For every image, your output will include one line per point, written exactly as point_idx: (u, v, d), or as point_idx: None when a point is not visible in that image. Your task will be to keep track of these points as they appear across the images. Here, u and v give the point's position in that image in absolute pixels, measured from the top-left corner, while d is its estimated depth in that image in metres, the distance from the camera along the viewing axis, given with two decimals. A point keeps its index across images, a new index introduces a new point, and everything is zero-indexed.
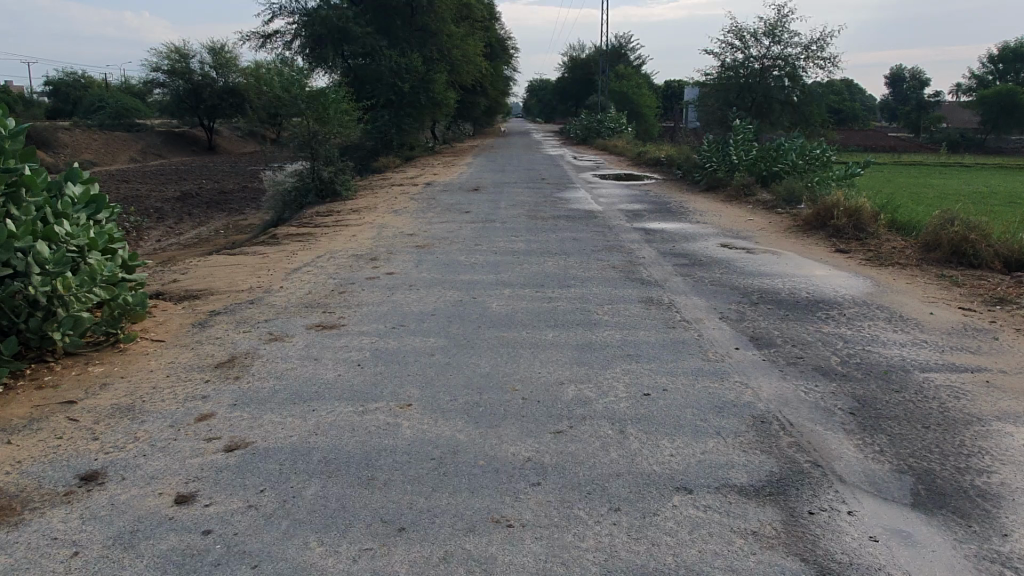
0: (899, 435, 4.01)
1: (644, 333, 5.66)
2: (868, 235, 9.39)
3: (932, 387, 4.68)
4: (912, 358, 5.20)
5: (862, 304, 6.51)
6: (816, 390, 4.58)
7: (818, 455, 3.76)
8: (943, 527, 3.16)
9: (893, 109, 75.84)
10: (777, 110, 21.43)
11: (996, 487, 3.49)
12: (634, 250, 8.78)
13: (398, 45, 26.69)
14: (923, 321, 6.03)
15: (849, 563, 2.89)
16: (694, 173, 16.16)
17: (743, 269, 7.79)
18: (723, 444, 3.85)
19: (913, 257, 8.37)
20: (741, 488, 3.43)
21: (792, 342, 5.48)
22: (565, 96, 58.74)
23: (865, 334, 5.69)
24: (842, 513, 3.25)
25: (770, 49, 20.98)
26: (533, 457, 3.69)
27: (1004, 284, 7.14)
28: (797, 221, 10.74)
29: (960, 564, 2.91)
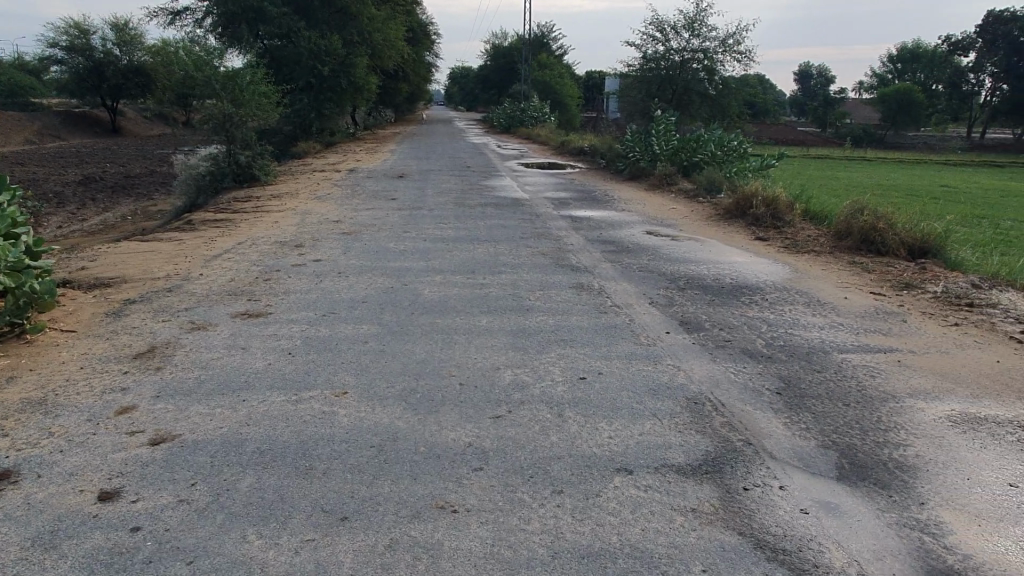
0: (822, 412, 4.20)
1: (577, 317, 5.72)
2: (784, 224, 9.78)
3: (850, 367, 4.92)
4: (831, 340, 5.45)
5: (783, 290, 6.78)
6: (745, 372, 4.74)
7: (749, 434, 3.89)
8: (867, 498, 3.33)
9: (801, 104, 79.23)
10: (696, 102, 22.02)
11: (912, 459, 3.70)
12: (562, 237, 8.86)
13: (317, 26, 25.93)
14: (838, 305, 6.34)
15: (783, 536, 3.01)
16: (618, 162, 16.40)
17: (669, 256, 7.97)
18: (659, 425, 3.94)
19: (827, 245, 8.77)
20: (679, 467, 3.51)
21: (719, 325, 5.65)
22: (488, 85, 58.67)
23: (787, 318, 5.93)
24: (774, 488, 3.37)
25: (690, 42, 21.50)
26: (473, 442, 3.68)
27: (910, 270, 7.57)
28: (717, 209, 11.08)
29: (884, 531, 3.07)
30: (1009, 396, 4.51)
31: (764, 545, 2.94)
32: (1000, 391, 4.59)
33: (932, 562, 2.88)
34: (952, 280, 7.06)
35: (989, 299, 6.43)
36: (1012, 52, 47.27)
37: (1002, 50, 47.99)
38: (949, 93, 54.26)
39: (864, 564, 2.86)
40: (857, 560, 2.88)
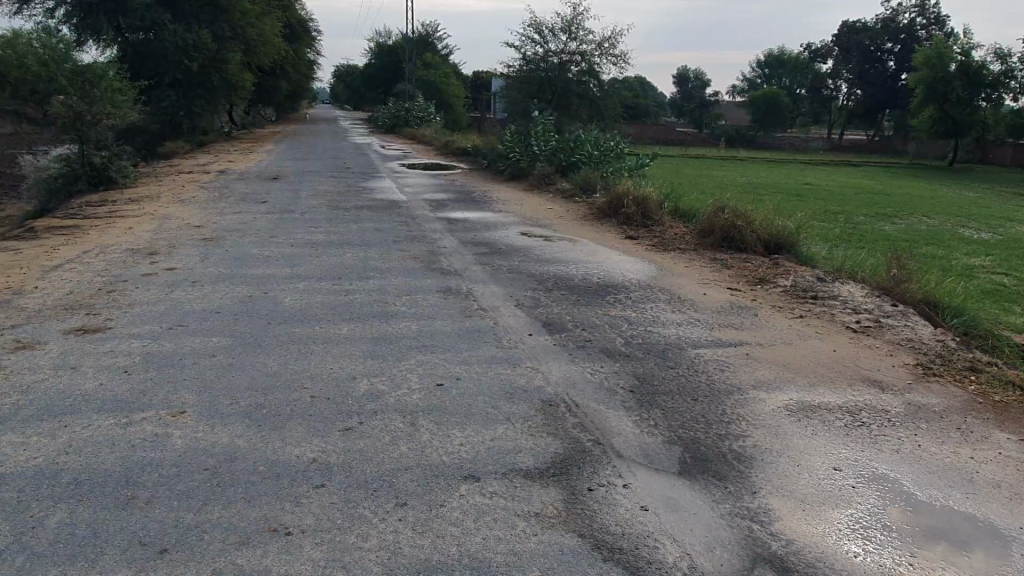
0: (671, 408, 4.33)
1: (441, 323, 5.65)
2: (654, 222, 10.09)
3: (702, 362, 5.10)
4: (686, 335, 5.65)
5: (646, 287, 6.98)
6: (601, 371, 4.83)
7: (599, 433, 3.96)
8: (704, 491, 3.45)
9: (679, 106, 82.58)
10: (576, 103, 22.43)
11: (749, 450, 3.87)
12: (435, 240, 8.78)
13: (184, 19, 24.55)
14: (696, 302, 6.58)
15: (621, 534, 3.06)
16: (499, 163, 16.49)
17: (541, 257, 8.05)
18: (513, 429, 3.94)
19: (692, 243, 9.13)
20: (527, 472, 3.51)
21: (581, 325, 5.75)
22: (372, 84, 57.75)
23: (647, 315, 6.10)
24: (617, 487, 3.43)
25: (568, 45, 21.93)
26: (318, 457, 3.53)
27: (765, 266, 7.98)
28: (591, 209, 11.31)
29: (716, 523, 3.18)
30: (842, 383, 4.82)
31: (601, 545, 2.98)
32: (834, 378, 4.89)
33: (757, 550, 3.00)
34: (801, 274, 7.50)
35: (832, 292, 6.86)
36: (862, 60, 51.30)
37: (855, 58, 51.98)
38: (810, 97, 58.17)
39: (695, 557, 2.94)
40: (688, 553, 2.96)
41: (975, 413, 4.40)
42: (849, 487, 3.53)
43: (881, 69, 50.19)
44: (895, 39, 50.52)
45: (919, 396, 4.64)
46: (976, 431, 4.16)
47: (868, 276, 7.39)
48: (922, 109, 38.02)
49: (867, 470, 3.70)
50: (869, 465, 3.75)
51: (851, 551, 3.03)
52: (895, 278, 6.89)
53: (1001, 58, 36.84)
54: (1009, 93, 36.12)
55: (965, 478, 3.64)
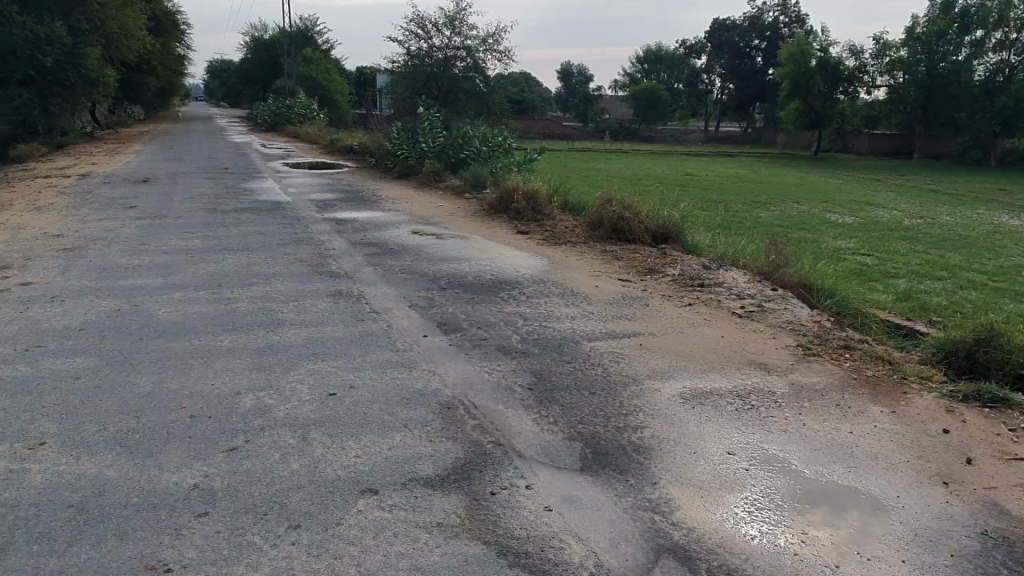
0: (569, 404, 4.32)
1: (332, 328, 5.43)
2: (545, 216, 10.14)
3: (598, 355, 5.15)
4: (581, 329, 5.69)
5: (540, 282, 6.99)
6: (498, 370, 4.78)
7: (499, 434, 3.89)
8: (605, 485, 3.45)
9: (563, 101, 83.97)
10: (463, 99, 22.33)
11: (647, 440, 3.92)
12: (323, 241, 8.46)
13: (34, 11, 22.64)
14: (590, 295, 6.64)
15: (526, 537, 3.00)
16: (388, 160, 16.15)
17: (432, 256, 7.89)
18: (411, 436, 3.81)
19: (582, 236, 9.23)
20: (427, 481, 3.40)
21: (477, 324, 5.66)
22: (250, 80, 55.40)
23: (542, 310, 6.11)
24: (520, 489, 3.37)
25: (452, 40, 21.81)
26: (200, 483, 3.27)
27: (653, 256, 8.18)
28: (482, 204, 11.25)
29: (620, 517, 3.18)
30: (730, 367, 4.98)
31: (507, 551, 2.91)
32: (724, 363, 5.06)
33: (660, 541, 3.03)
34: (688, 263, 7.72)
35: (717, 279, 7.10)
36: (733, 55, 53.80)
37: (725, 53, 54.25)
38: (688, 91, 60.36)
39: (601, 554, 2.93)
40: (595, 551, 2.94)
41: (852, 389, 4.66)
42: (742, 471, 3.63)
43: (751, 64, 53.02)
44: (762, 36, 53.38)
45: (801, 375, 4.87)
46: (853, 406, 4.40)
47: (749, 263, 7.71)
48: (788, 102, 40.39)
49: (759, 452, 3.82)
50: (760, 447, 3.88)
51: (749, 534, 3.11)
52: (774, 263, 7.23)
53: (856, 54, 39.44)
54: (863, 87, 38.77)
55: (847, 452, 3.84)
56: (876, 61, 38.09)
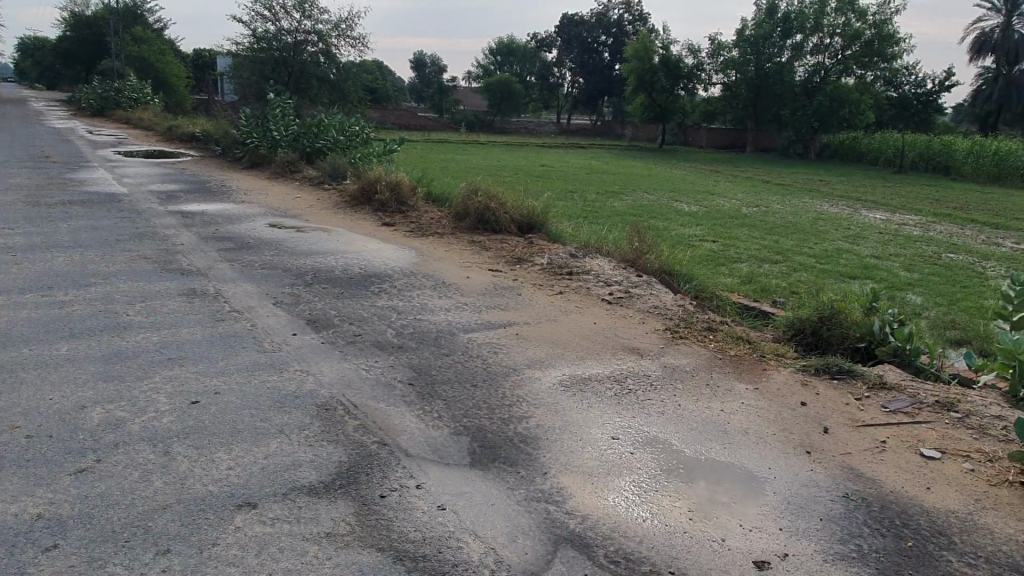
0: (452, 398, 4.22)
1: (188, 330, 5.00)
2: (409, 208, 9.93)
3: (475, 347, 5.09)
4: (456, 321, 5.61)
5: (409, 274, 6.83)
6: (376, 366, 4.60)
7: (383, 433, 3.74)
8: (497, 479, 3.40)
9: (417, 91, 83.07)
10: (315, 85, 21.47)
11: (533, 430, 3.91)
12: (169, 236, 7.80)
13: None
14: (462, 286, 6.57)
15: (422, 540, 2.88)
16: (237, 149, 15.20)
17: (294, 250, 7.50)
18: (288, 441, 3.57)
19: (449, 227, 9.12)
20: (310, 488, 3.19)
21: (348, 320, 5.42)
22: (71, 60, 50.40)
23: (415, 303, 5.96)
24: (410, 489, 3.25)
25: (301, 23, 20.89)
26: (46, 512, 2.88)
27: (520, 245, 8.23)
28: (341, 196, 10.84)
29: (515, 511, 3.14)
30: (604, 353, 5.09)
31: (403, 555, 2.78)
32: (599, 349, 5.16)
33: (557, 531, 3.02)
34: (554, 251, 7.83)
35: (584, 267, 7.26)
36: (582, 51, 55.84)
37: (576, 48, 56.41)
38: (540, 84, 61.56)
39: (500, 550, 2.87)
40: (494, 547, 2.88)
41: (717, 368, 4.91)
42: (628, 455, 3.71)
43: (599, 59, 54.96)
44: (608, 33, 55.50)
45: (671, 358, 5.07)
46: (721, 385, 4.63)
47: (612, 250, 7.94)
48: (634, 96, 42.19)
49: (641, 435, 3.92)
50: (640, 430, 3.98)
51: (639, 516, 3.17)
52: (637, 250, 7.48)
53: (694, 53, 41.81)
54: (700, 84, 41.20)
55: (720, 429, 4.02)
56: (711, 59, 40.62)
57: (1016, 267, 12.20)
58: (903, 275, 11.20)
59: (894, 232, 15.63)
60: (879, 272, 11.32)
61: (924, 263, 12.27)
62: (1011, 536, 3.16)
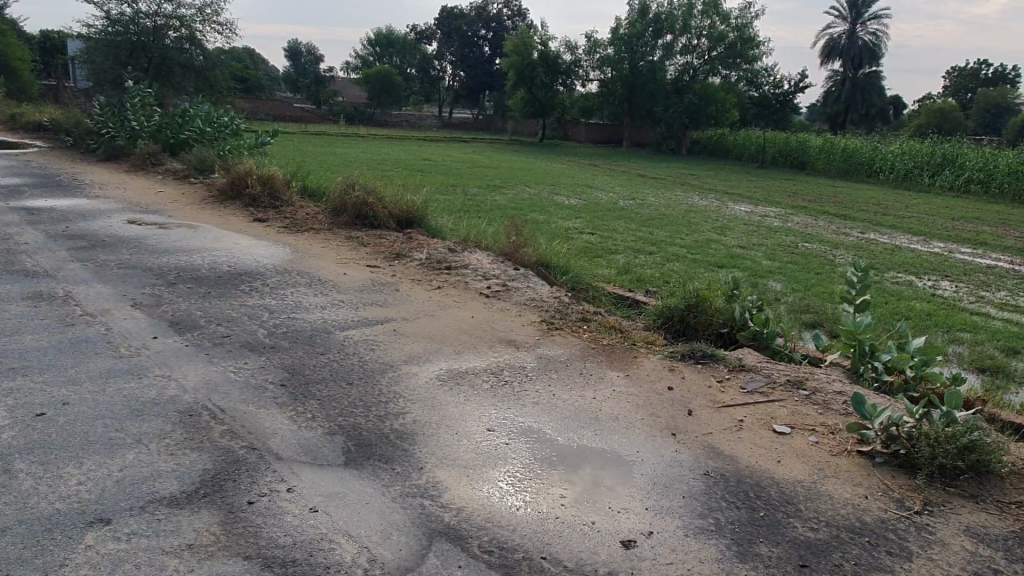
0: (326, 397, 4.13)
1: (33, 337, 4.61)
2: (283, 203, 9.58)
3: (352, 344, 5.00)
4: (332, 318, 5.49)
5: (282, 272, 6.60)
6: (246, 368, 4.42)
7: (251, 437, 3.60)
8: (372, 477, 3.37)
9: (292, 81, 79.96)
10: (178, 72, 20.29)
11: (410, 426, 3.89)
12: (12, 235, 7.16)
13: None
14: (338, 283, 6.43)
15: (292, 545, 2.81)
16: (91, 140, 14.12)
17: (156, 247, 7.08)
18: (147, 451, 3.38)
19: (325, 222, 8.88)
20: (171, 499, 3.03)
21: (216, 321, 5.19)
22: None
23: (288, 302, 5.77)
24: (280, 493, 3.16)
25: (162, 7, 19.70)
26: None
27: (399, 240, 8.13)
28: (209, 190, 10.32)
29: (390, 508, 3.13)
30: (481, 346, 5.14)
31: (272, 562, 2.70)
32: (476, 343, 5.20)
33: (431, 525, 3.03)
34: (433, 246, 7.79)
35: (463, 261, 7.28)
36: (462, 44, 55.73)
37: (456, 42, 56.28)
38: (421, 77, 60.80)
39: (374, 549, 2.85)
40: (368, 546, 2.85)
41: (591, 358, 5.06)
42: (504, 446, 3.77)
43: (479, 53, 55.04)
44: (488, 27, 55.70)
45: (547, 349, 5.18)
46: (594, 373, 4.80)
47: (491, 244, 8.01)
48: (514, 91, 42.56)
49: (516, 425, 4.00)
50: (516, 421, 4.05)
51: (514, 505, 3.24)
52: (514, 244, 7.58)
53: (571, 49, 42.65)
54: (578, 80, 42.11)
55: (592, 417, 4.17)
56: (588, 56, 41.64)
57: (861, 254, 13.32)
58: (765, 264, 11.97)
59: (757, 223, 16.64)
60: (744, 261, 12.04)
61: (783, 253, 13.16)
62: (848, 501, 3.46)
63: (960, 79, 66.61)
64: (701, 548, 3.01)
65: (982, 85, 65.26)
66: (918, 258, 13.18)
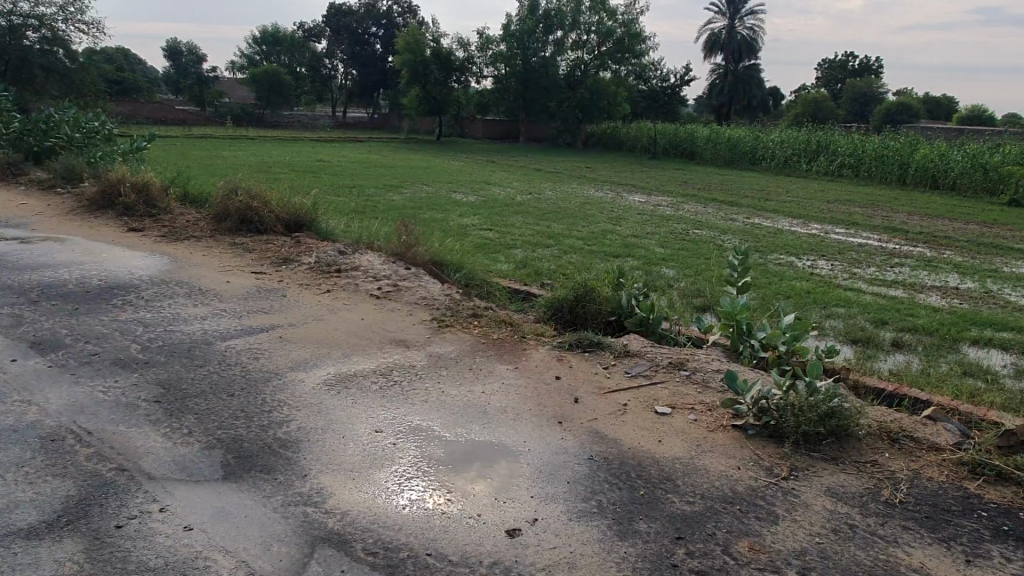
0: (205, 411, 3.99)
1: None
2: (161, 211, 9.14)
3: (234, 354, 4.84)
4: (213, 328, 5.29)
5: (159, 283, 6.30)
6: (117, 386, 4.21)
7: (121, 458, 3.44)
8: (252, 489, 3.27)
9: (174, 82, 76.04)
10: (41, 75, 18.97)
11: (294, 434, 3.81)
12: None
13: None
14: (220, 291, 6.19)
15: (164, 566, 2.70)
16: None
17: (18, 264, 6.62)
18: (3, 482, 3.16)
19: (208, 229, 8.54)
20: (29, 531, 2.86)
21: (84, 339, 4.90)
22: None
23: (165, 314, 5.51)
24: (152, 514, 3.03)
25: (16, 6, 18.68)
26: None
27: (287, 245, 7.92)
28: (79, 200, 9.71)
29: (270, 518, 3.06)
30: (371, 348, 5.09)
31: None
32: (366, 346, 5.14)
33: (314, 533, 2.99)
34: (322, 249, 7.64)
35: (353, 263, 7.17)
36: (353, 41, 54.65)
37: (346, 39, 55.12)
38: (311, 76, 59.04)
39: (254, 562, 2.78)
40: (247, 560, 2.78)
41: (481, 353, 5.10)
42: (391, 446, 3.75)
43: (371, 50, 54.09)
44: (378, 24, 54.87)
45: (437, 347, 5.19)
46: (484, 368, 4.84)
47: (383, 244, 7.92)
48: (408, 89, 42.07)
49: (404, 425, 3.98)
50: (404, 421, 4.04)
51: (399, 505, 3.23)
52: (405, 244, 7.52)
53: (464, 46, 42.62)
54: (472, 77, 42.17)
55: (481, 411, 4.21)
56: (481, 53, 41.74)
57: (746, 238, 14.00)
58: (658, 252, 12.40)
59: (650, 213, 17.19)
60: (638, 250, 12.42)
61: (675, 240, 13.67)
62: (722, 473, 3.65)
63: (831, 71, 70.92)
64: (583, 530, 3.10)
65: (851, 75, 69.71)
66: (797, 239, 13.99)
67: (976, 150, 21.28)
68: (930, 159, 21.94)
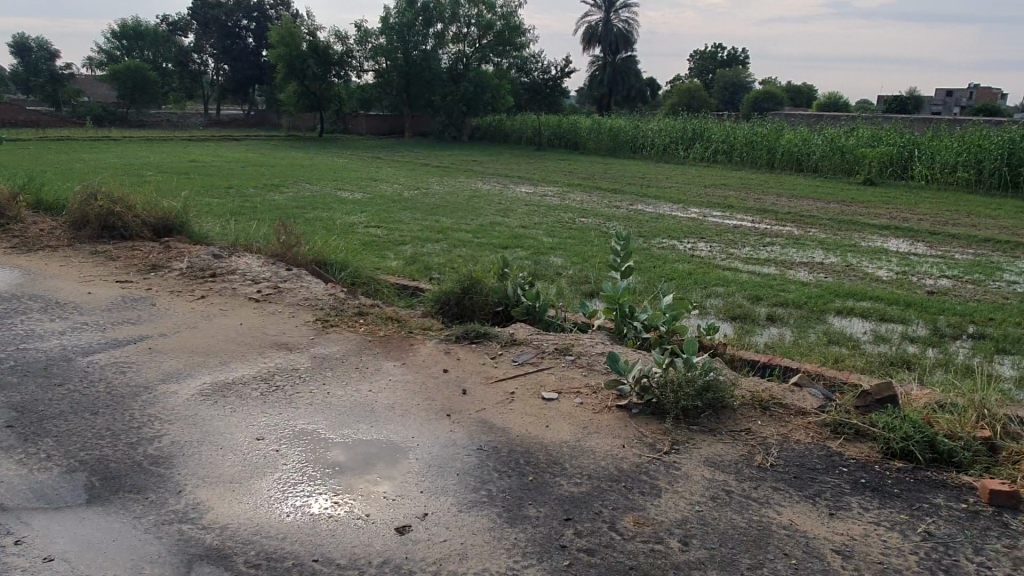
0: (65, 432, 3.71)
1: None
2: (10, 220, 8.41)
3: (98, 369, 4.53)
4: (73, 343, 4.92)
5: (10, 299, 5.80)
6: None
7: None
8: (120, 511, 3.07)
9: (22, 81, 70.02)
10: None
11: (167, 448, 3.61)
12: None
13: None
14: (81, 304, 5.78)
15: None
16: None
17: None
18: None
19: (65, 238, 7.94)
20: None
21: None
22: None
23: (17, 332, 5.08)
24: (5, 548, 2.79)
25: None
26: None
27: (155, 250, 7.48)
28: None
29: (141, 540, 2.88)
30: (251, 354, 4.89)
31: None
32: (244, 351, 4.93)
33: (191, 550, 2.84)
34: (195, 253, 7.26)
35: (230, 266, 6.86)
36: (223, 35, 52.17)
37: (215, 33, 52.53)
38: (179, 73, 55.89)
39: None
40: None
41: (367, 351, 5.01)
42: (273, 453, 3.62)
43: (243, 45, 51.83)
44: (249, 17, 52.64)
45: (321, 347, 5.05)
46: (370, 365, 4.76)
47: (262, 245, 7.63)
48: (285, 84, 40.60)
49: (287, 430, 3.85)
50: (286, 426, 3.90)
51: (283, 513, 3.12)
52: (285, 243, 7.27)
53: (342, 39, 41.52)
54: (353, 71, 41.27)
55: (368, 410, 4.13)
56: (360, 47, 40.58)
57: (630, 224, 14.46)
58: (545, 241, 12.60)
59: (537, 203, 17.42)
60: (526, 240, 12.56)
61: (562, 228, 13.94)
62: (608, 452, 3.75)
63: (703, 62, 74.21)
64: (473, 521, 3.10)
65: (720, 66, 73.22)
66: (678, 223, 14.57)
67: (834, 134, 22.87)
68: (794, 144, 23.40)
